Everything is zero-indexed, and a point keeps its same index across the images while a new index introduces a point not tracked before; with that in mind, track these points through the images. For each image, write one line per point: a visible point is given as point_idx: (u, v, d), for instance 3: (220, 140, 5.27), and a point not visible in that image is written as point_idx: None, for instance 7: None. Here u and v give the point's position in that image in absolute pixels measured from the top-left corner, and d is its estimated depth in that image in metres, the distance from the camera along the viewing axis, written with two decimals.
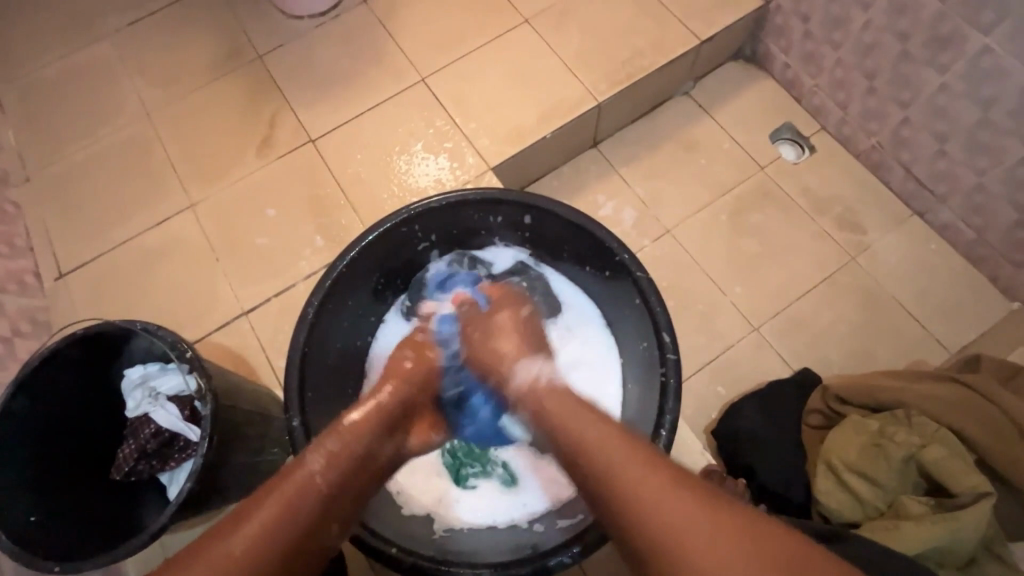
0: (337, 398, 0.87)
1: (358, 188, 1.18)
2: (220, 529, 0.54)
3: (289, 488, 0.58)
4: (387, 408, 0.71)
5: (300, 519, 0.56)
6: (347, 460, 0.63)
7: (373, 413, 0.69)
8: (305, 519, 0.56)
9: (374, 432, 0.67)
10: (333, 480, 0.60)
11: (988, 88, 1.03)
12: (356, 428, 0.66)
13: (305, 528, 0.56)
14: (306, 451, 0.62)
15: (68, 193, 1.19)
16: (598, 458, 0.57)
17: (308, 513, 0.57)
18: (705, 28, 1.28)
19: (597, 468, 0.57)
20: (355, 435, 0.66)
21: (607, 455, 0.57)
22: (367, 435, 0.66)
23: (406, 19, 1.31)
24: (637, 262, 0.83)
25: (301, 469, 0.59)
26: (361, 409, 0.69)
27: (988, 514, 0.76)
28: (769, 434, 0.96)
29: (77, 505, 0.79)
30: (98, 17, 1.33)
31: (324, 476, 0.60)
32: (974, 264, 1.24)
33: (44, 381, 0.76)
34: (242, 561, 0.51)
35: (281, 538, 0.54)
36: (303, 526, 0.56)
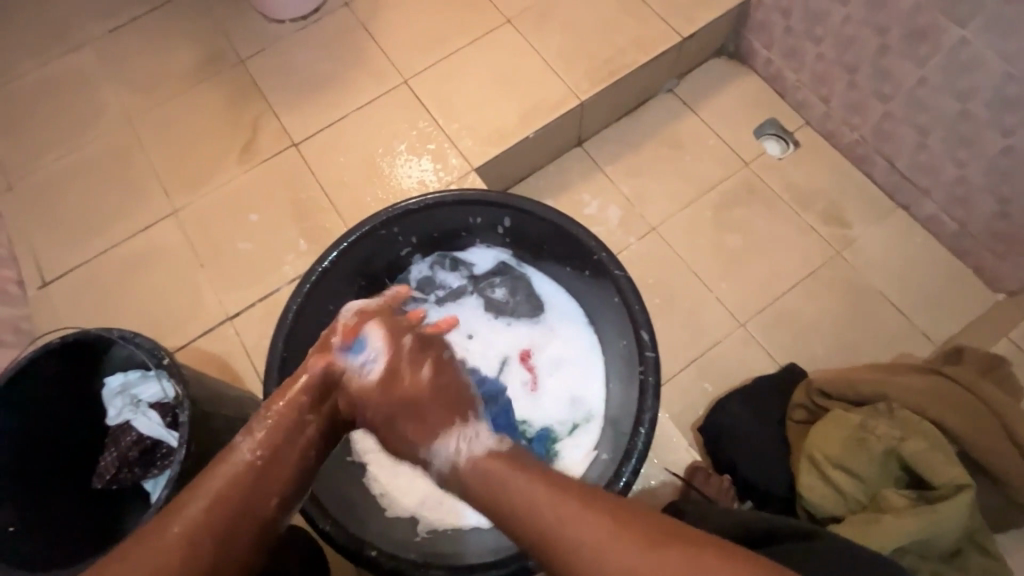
0: None
1: (341, 191, 1.18)
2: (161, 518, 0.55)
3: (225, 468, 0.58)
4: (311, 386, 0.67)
5: (235, 493, 0.57)
6: (279, 436, 0.63)
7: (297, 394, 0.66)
8: (238, 498, 0.57)
9: (303, 412, 0.65)
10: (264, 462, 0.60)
11: (966, 81, 1.04)
12: (282, 413, 0.64)
13: (238, 507, 0.57)
14: (236, 440, 0.61)
15: (51, 201, 1.19)
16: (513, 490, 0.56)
17: (238, 494, 0.57)
18: (686, 25, 1.28)
19: (516, 516, 0.54)
20: (281, 419, 0.64)
21: (523, 488, 0.55)
22: (299, 407, 0.65)
23: (387, 20, 1.30)
24: (615, 261, 0.83)
25: (228, 458, 0.59)
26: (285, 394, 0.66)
27: (964, 506, 0.77)
28: (750, 430, 0.98)
29: (57, 514, 0.79)
30: (78, 25, 1.33)
31: (255, 455, 0.60)
32: (959, 256, 1.24)
33: (24, 390, 0.76)
34: (181, 546, 0.52)
35: (217, 523, 0.55)
36: (239, 505, 0.57)
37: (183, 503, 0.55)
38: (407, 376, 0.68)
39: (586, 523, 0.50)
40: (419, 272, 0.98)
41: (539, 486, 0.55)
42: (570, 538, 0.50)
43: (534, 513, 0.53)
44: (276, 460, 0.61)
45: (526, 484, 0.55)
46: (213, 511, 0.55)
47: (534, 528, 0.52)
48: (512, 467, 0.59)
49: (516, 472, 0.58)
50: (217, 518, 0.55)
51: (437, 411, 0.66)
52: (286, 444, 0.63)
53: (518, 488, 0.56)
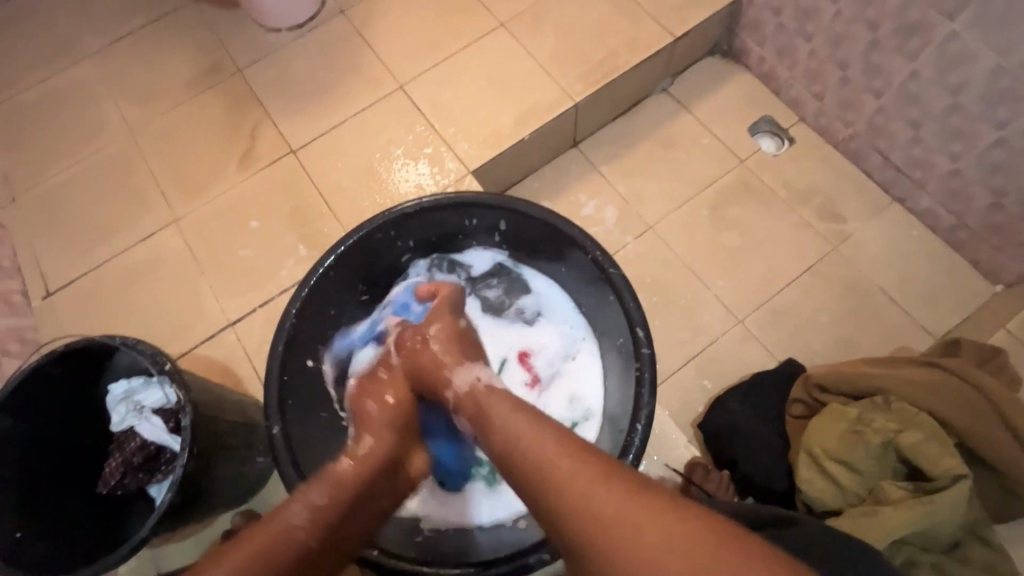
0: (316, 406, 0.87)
1: (339, 196, 1.19)
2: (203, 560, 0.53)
3: (282, 525, 0.56)
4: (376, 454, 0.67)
5: (282, 563, 0.54)
6: (338, 508, 0.60)
7: (365, 465, 0.66)
8: (275, 570, 0.54)
9: (369, 480, 0.65)
10: (315, 532, 0.57)
11: (957, 74, 1.04)
12: (344, 481, 0.63)
13: (274, 574, 0.53)
14: (291, 499, 0.59)
15: (54, 213, 1.21)
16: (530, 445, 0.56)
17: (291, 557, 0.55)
18: (677, 25, 1.29)
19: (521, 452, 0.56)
20: (345, 479, 0.63)
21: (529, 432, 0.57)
22: (359, 484, 0.64)
23: (383, 26, 1.32)
24: (610, 260, 0.84)
25: (281, 516, 0.57)
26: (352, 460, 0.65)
27: (962, 495, 0.78)
28: (751, 426, 0.97)
29: (62, 520, 0.80)
30: (79, 38, 1.35)
31: (312, 526, 0.57)
32: (955, 248, 1.24)
33: (28, 398, 0.77)
34: None
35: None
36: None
37: (224, 555, 0.53)
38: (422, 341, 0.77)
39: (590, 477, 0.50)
40: (422, 276, 0.98)
41: (553, 439, 0.55)
42: (574, 491, 0.50)
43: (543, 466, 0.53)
44: (334, 527, 0.59)
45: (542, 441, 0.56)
46: (257, 575, 0.52)
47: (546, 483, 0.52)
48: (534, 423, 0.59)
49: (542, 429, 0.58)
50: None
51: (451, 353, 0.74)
52: (342, 520, 0.60)
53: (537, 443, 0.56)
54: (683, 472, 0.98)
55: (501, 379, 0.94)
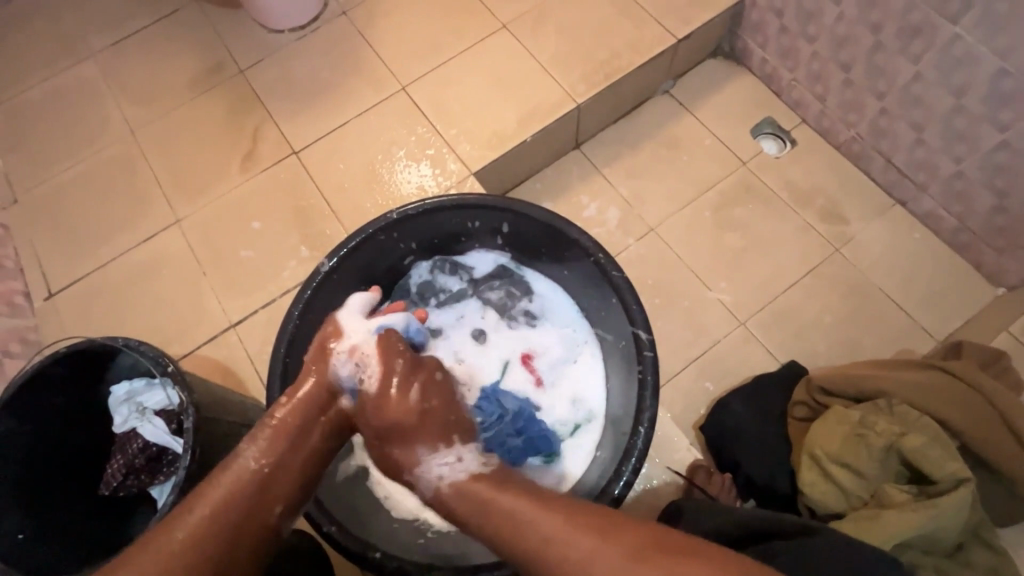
0: None
1: (341, 198, 1.19)
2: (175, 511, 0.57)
3: (230, 475, 0.60)
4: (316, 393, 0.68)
5: (237, 508, 0.58)
6: (282, 444, 0.63)
7: (303, 401, 0.68)
8: (238, 506, 0.58)
9: (309, 413, 0.67)
10: (267, 465, 0.61)
11: (960, 76, 1.04)
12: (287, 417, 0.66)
13: (241, 514, 0.58)
14: (242, 445, 0.63)
15: (56, 213, 1.21)
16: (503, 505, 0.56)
17: (247, 498, 0.59)
18: (680, 26, 1.29)
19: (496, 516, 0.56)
20: (285, 424, 0.65)
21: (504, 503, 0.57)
22: (304, 415, 0.67)
23: (385, 28, 1.32)
24: (612, 262, 0.84)
25: (235, 462, 0.61)
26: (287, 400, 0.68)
27: (967, 499, 0.77)
28: (754, 429, 0.97)
29: (64, 521, 0.80)
30: (81, 39, 1.35)
31: (261, 464, 0.61)
32: (958, 251, 1.24)
33: (30, 399, 0.77)
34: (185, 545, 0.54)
35: (223, 521, 0.57)
36: (237, 513, 0.58)
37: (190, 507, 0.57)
38: (395, 399, 0.67)
39: (566, 530, 0.52)
40: (425, 279, 0.99)
41: (529, 502, 0.56)
42: (559, 551, 0.50)
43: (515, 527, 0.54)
44: (283, 469, 0.62)
45: (514, 503, 0.56)
46: (222, 516, 0.57)
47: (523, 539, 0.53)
48: (499, 488, 0.60)
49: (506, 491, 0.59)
50: (227, 530, 0.56)
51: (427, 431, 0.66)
52: (292, 451, 0.64)
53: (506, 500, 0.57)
54: (685, 473, 0.97)
55: (504, 382, 0.94)
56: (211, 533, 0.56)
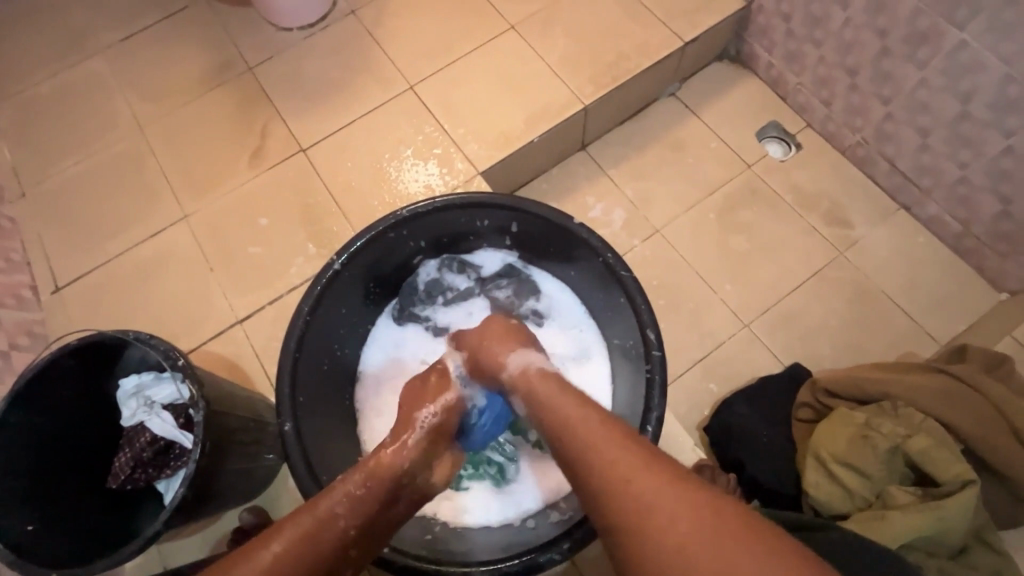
0: (327, 404, 0.87)
1: (349, 196, 1.20)
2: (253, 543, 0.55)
3: (320, 523, 0.58)
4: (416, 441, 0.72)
5: (321, 554, 0.57)
6: (373, 500, 0.64)
7: (402, 450, 0.70)
8: (320, 555, 0.57)
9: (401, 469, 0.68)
10: (355, 519, 0.61)
11: (966, 82, 1.05)
12: (379, 468, 0.67)
13: (322, 562, 0.57)
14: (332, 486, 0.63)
15: (64, 207, 1.21)
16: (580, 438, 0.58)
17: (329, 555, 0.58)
18: (688, 30, 1.29)
19: (570, 432, 0.60)
20: (381, 473, 0.67)
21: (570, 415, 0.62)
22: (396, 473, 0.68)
23: (394, 27, 1.33)
24: (621, 262, 0.84)
25: (326, 502, 0.60)
26: (391, 449, 0.70)
27: (972, 501, 0.78)
28: (759, 429, 0.98)
29: (73, 514, 0.80)
30: (91, 34, 1.35)
31: (350, 521, 0.60)
32: (961, 256, 1.25)
33: (41, 391, 0.78)
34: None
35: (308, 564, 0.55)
36: (316, 563, 0.56)
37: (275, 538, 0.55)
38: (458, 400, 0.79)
39: (613, 441, 0.56)
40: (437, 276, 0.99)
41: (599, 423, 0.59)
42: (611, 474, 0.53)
43: (594, 456, 0.56)
44: (366, 525, 0.62)
45: (573, 411, 0.62)
46: (309, 556, 0.56)
47: (597, 475, 0.54)
48: (587, 422, 0.60)
49: (594, 421, 0.60)
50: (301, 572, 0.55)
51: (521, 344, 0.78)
52: (378, 507, 0.64)
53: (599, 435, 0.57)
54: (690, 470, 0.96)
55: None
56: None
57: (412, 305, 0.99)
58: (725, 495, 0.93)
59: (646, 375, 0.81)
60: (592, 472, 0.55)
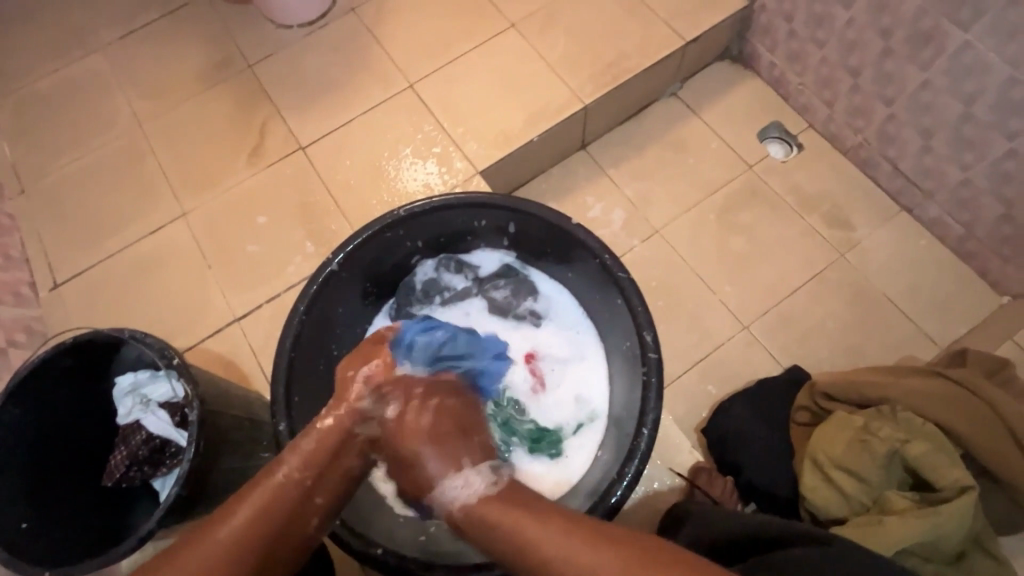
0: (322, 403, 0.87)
1: (348, 194, 1.19)
2: (210, 518, 0.58)
3: (266, 487, 0.60)
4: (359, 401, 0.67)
5: (276, 516, 0.59)
6: (322, 457, 0.63)
7: (343, 413, 0.66)
8: (274, 518, 0.58)
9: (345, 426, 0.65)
10: (307, 473, 0.61)
11: (969, 84, 1.04)
12: (324, 431, 0.65)
13: (277, 522, 0.59)
14: (282, 454, 0.63)
15: (62, 204, 1.21)
16: (508, 530, 0.57)
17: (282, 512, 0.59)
18: (690, 29, 1.28)
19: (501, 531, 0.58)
20: (327, 434, 0.65)
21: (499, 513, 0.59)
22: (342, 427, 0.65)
23: (394, 24, 1.32)
24: (618, 264, 0.84)
25: (275, 470, 0.61)
26: (333, 415, 0.65)
27: (969, 508, 0.76)
28: (756, 431, 0.97)
29: (68, 511, 0.80)
30: (91, 31, 1.35)
31: (302, 476, 0.61)
32: (963, 258, 1.24)
33: (38, 388, 0.78)
34: (226, 552, 0.55)
35: (264, 528, 0.58)
36: (273, 524, 0.58)
37: (228, 518, 0.57)
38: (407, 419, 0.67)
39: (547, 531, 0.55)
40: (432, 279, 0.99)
41: (529, 516, 0.57)
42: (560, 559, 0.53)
43: (532, 549, 0.54)
44: (320, 479, 0.62)
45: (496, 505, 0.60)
46: (260, 528, 0.57)
47: (536, 566, 0.54)
48: (517, 512, 0.58)
49: (522, 511, 0.58)
50: (256, 538, 0.57)
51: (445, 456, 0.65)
52: (328, 464, 0.63)
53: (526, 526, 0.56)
54: (688, 476, 0.96)
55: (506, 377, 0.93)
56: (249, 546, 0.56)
57: (409, 304, 0.97)
58: (722, 500, 0.94)
59: (642, 378, 0.81)
60: (535, 563, 0.54)
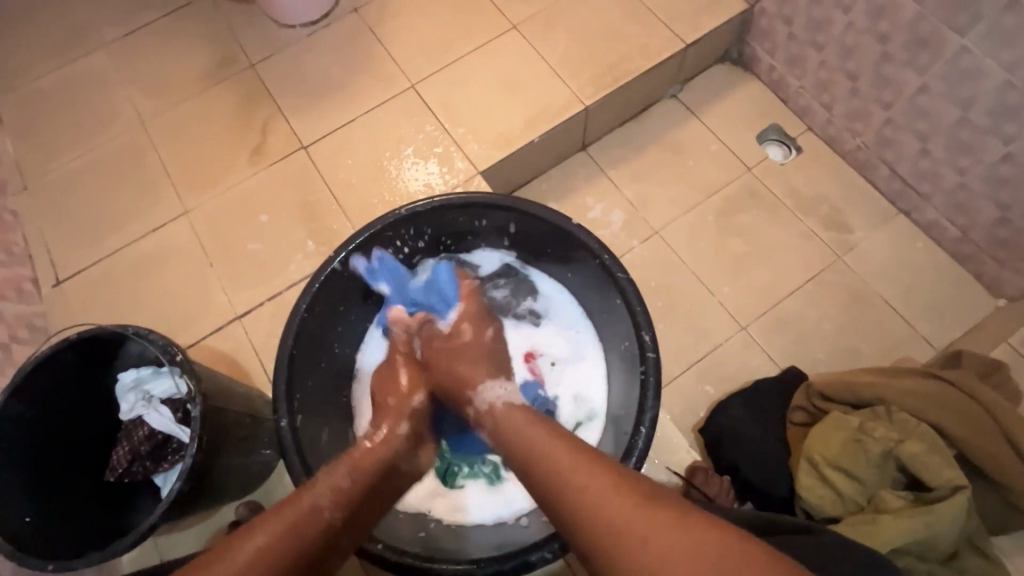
0: (323, 400, 0.88)
1: (349, 193, 1.20)
2: (234, 535, 0.55)
3: (302, 515, 0.58)
4: (392, 439, 0.74)
5: (304, 545, 0.57)
6: (353, 496, 0.64)
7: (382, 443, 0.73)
8: (302, 545, 0.56)
9: (380, 463, 0.70)
10: (337, 512, 0.61)
11: (966, 88, 1.05)
12: (361, 462, 0.68)
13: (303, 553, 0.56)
14: (317, 480, 0.63)
15: (65, 201, 1.22)
16: (547, 456, 0.59)
17: (315, 543, 0.58)
18: (690, 32, 1.29)
19: (540, 462, 0.59)
20: (365, 464, 0.69)
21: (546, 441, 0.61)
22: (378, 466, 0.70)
23: (396, 25, 1.33)
24: (618, 264, 0.85)
25: (309, 495, 0.60)
26: (372, 440, 0.73)
27: (961, 508, 0.77)
28: (753, 431, 0.98)
29: (70, 506, 0.81)
30: (94, 29, 1.36)
31: (334, 514, 0.61)
32: (959, 261, 1.25)
33: (41, 383, 0.78)
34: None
35: (292, 554, 0.55)
36: (300, 553, 0.56)
37: (258, 534, 0.55)
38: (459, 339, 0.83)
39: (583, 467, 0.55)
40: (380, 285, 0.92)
41: (571, 450, 0.58)
42: (589, 497, 0.52)
43: (566, 478, 0.55)
44: (348, 517, 0.63)
45: (543, 435, 0.63)
46: (287, 553, 0.55)
47: (569, 497, 0.54)
48: (558, 443, 0.61)
49: (567, 444, 0.60)
50: (281, 564, 0.54)
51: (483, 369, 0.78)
52: (358, 501, 0.65)
53: (594, 484, 0.53)
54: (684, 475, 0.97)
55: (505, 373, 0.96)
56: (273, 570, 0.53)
57: None
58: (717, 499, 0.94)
59: (640, 377, 0.82)
60: (570, 503, 0.53)
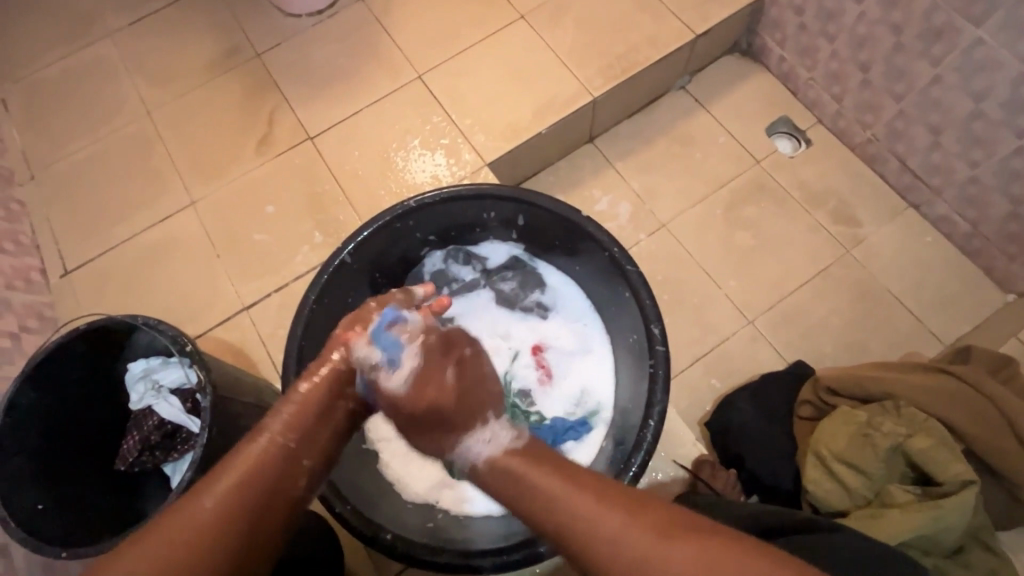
0: None
1: (356, 185, 1.20)
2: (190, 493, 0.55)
3: (248, 456, 0.57)
4: (336, 380, 0.65)
5: (263, 480, 0.56)
6: (306, 419, 0.62)
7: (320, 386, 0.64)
8: (263, 482, 0.56)
9: (326, 390, 0.64)
10: (290, 436, 0.60)
11: (980, 80, 1.04)
12: (307, 394, 0.63)
13: (263, 488, 0.56)
14: (261, 422, 0.61)
15: (72, 191, 1.22)
16: (551, 500, 0.55)
17: (272, 474, 0.57)
18: (700, 22, 1.28)
19: (539, 509, 0.56)
20: (306, 400, 0.63)
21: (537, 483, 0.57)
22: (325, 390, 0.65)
23: (402, 14, 1.32)
24: (627, 257, 0.84)
25: (254, 439, 0.59)
26: (309, 383, 0.64)
27: (969, 503, 0.77)
28: (760, 425, 0.98)
29: (81, 495, 0.82)
30: (100, 17, 1.35)
31: (286, 438, 0.60)
32: (969, 256, 1.24)
33: (53, 372, 0.79)
34: (210, 525, 0.52)
35: (250, 492, 0.55)
36: (261, 489, 0.56)
37: (205, 490, 0.54)
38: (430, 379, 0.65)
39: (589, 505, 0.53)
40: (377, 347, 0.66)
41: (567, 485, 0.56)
42: (609, 539, 0.51)
43: (576, 525, 0.53)
44: (304, 440, 0.61)
45: (530, 472, 0.59)
46: (245, 493, 0.55)
47: (585, 542, 0.52)
48: (553, 479, 0.58)
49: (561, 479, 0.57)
50: (242, 503, 0.54)
51: (467, 411, 0.64)
52: (313, 425, 0.62)
53: (609, 524, 0.51)
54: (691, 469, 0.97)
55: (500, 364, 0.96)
56: (234, 517, 0.53)
57: None
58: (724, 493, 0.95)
59: (649, 370, 0.82)
60: (585, 549, 0.52)
